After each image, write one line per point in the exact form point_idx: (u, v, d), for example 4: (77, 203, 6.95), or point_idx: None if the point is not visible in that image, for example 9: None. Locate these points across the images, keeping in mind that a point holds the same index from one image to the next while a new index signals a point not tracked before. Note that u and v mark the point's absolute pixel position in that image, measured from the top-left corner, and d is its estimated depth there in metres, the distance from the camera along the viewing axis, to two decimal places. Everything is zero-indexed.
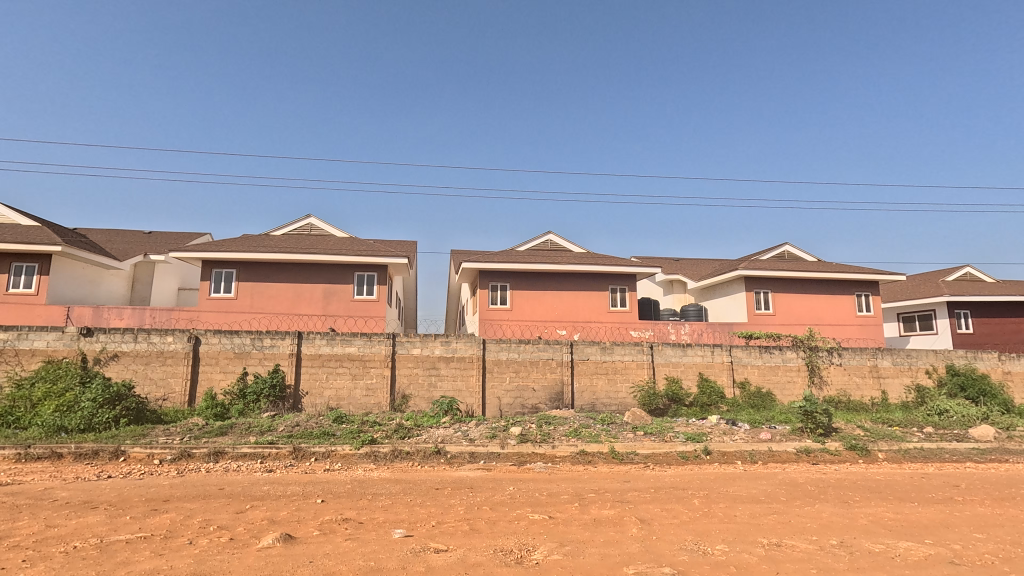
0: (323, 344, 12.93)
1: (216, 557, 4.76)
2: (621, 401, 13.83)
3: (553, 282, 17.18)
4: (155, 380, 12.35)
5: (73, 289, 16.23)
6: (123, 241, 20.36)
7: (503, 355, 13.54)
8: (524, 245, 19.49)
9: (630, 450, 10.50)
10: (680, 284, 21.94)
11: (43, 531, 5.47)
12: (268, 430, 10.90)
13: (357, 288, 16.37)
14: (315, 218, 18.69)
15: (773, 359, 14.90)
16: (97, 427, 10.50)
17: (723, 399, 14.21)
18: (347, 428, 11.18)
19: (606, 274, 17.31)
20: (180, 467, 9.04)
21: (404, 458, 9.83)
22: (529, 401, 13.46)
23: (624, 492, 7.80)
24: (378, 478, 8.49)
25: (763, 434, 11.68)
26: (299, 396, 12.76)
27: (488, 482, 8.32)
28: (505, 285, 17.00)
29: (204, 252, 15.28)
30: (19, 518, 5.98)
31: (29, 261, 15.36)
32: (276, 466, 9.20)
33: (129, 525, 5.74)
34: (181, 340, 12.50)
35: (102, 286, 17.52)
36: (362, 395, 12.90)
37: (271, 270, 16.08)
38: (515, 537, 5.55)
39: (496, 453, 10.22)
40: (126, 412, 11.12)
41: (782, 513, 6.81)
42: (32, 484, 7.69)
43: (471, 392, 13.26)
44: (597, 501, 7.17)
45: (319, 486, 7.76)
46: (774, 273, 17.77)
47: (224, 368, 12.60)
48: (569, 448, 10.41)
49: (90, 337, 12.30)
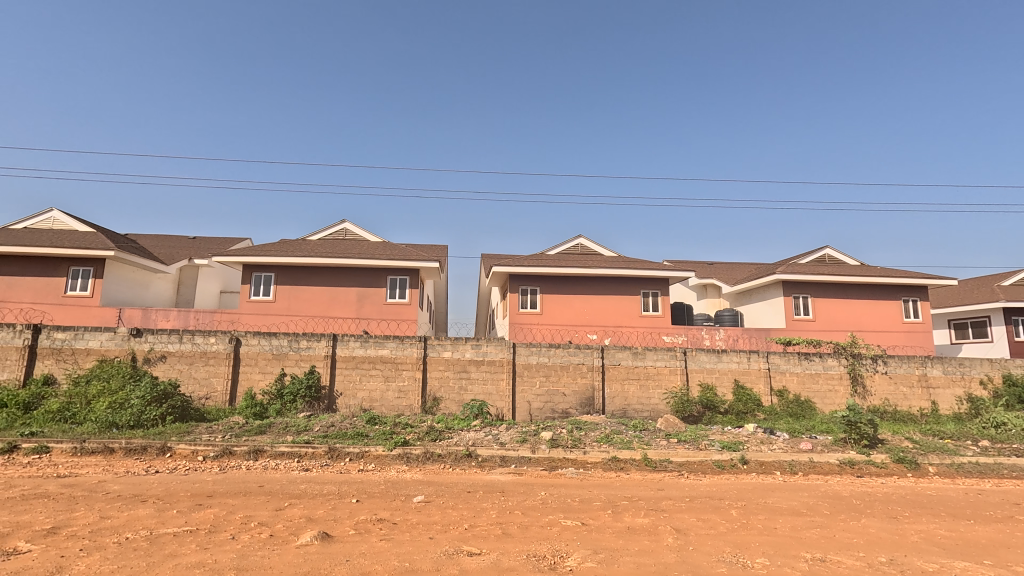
0: (357, 346, 13.22)
1: (258, 553, 4.90)
2: (653, 408, 13.61)
3: (583, 285, 17.06)
4: (199, 379, 12.82)
5: (124, 292, 17.09)
6: (170, 245, 21.41)
7: (534, 359, 13.51)
8: (556, 248, 19.41)
9: (664, 458, 10.32)
10: (714, 288, 21.58)
11: (98, 522, 5.76)
12: (304, 430, 11.19)
13: (390, 291, 16.64)
14: (349, 223, 19.17)
15: (813, 367, 14.38)
16: (145, 424, 11.00)
17: (761, 407, 13.81)
18: (380, 430, 11.36)
19: (637, 279, 17.11)
20: (223, 464, 9.36)
21: (436, 460, 9.92)
22: (559, 406, 13.39)
23: (657, 500, 7.66)
24: (411, 480, 8.58)
25: (804, 444, 11.27)
26: (334, 397, 13.05)
27: (520, 487, 8.29)
28: (536, 289, 16.98)
29: (245, 257, 15.83)
30: (75, 508, 6.32)
31: (85, 265, 16.20)
32: (313, 465, 9.43)
33: (176, 519, 5.98)
34: (222, 341, 12.96)
35: (150, 289, 18.37)
36: (395, 397, 13.10)
37: (307, 273, 16.52)
38: (548, 543, 5.52)
39: (527, 458, 10.20)
40: (172, 410, 11.62)
41: (826, 527, 6.55)
42: (87, 476, 8.14)
43: (501, 397, 13.28)
44: (630, 509, 7.04)
45: (354, 486, 7.94)
46: (814, 276, 17.13)
47: (263, 368, 12.99)
48: (601, 455, 10.32)
49: (140, 337, 12.89)
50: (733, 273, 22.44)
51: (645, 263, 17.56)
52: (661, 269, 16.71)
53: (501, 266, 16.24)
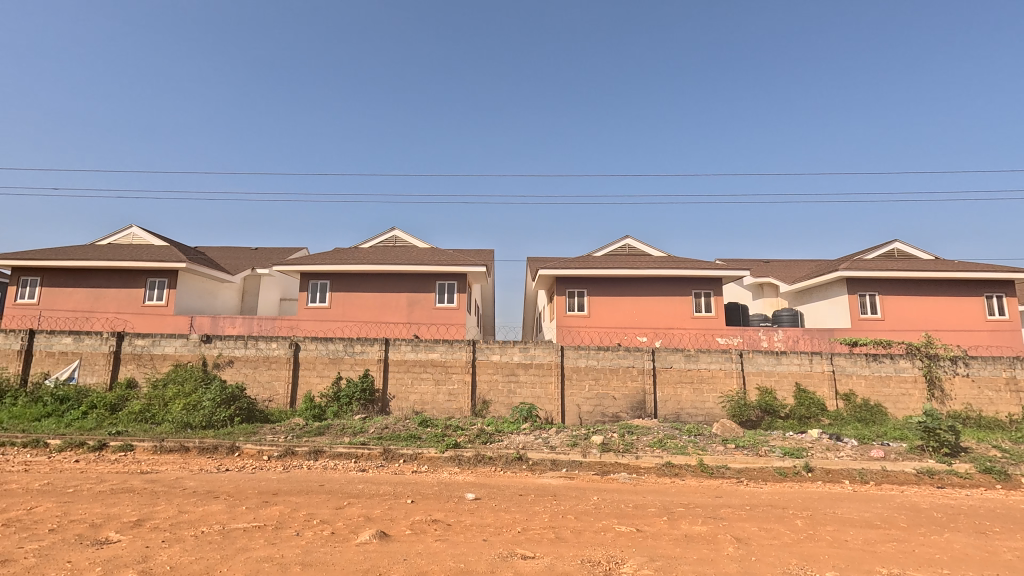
0: (409, 350, 13.54)
1: (321, 549, 5.11)
2: (708, 412, 13.17)
3: (631, 287, 16.77)
4: (262, 383, 13.53)
5: (195, 301, 18.29)
6: (235, 256, 22.75)
7: (583, 362, 13.38)
8: (603, 249, 19.20)
9: (721, 464, 9.96)
10: (771, 288, 20.71)
11: (176, 516, 6.19)
12: (360, 432, 11.57)
13: (439, 296, 16.97)
14: (399, 231, 19.73)
15: (884, 369, 13.46)
16: (216, 424, 11.72)
17: (825, 412, 13.06)
18: (432, 432, 11.58)
19: (688, 279, 16.64)
20: (286, 463, 9.82)
21: (487, 463, 10.00)
22: (610, 410, 13.19)
23: (715, 507, 7.39)
24: (464, 482, 8.69)
25: (875, 452, 10.57)
26: (387, 399, 13.42)
27: (572, 491, 8.22)
28: (583, 292, 16.84)
29: (302, 266, 16.58)
30: (157, 503, 6.81)
31: (161, 276, 17.46)
32: (369, 466, 9.73)
33: (246, 515, 6.33)
34: (283, 346, 13.62)
35: (218, 298, 19.57)
36: (445, 400, 13.32)
37: (360, 280, 17.11)
38: (602, 549, 5.45)
39: (578, 461, 10.10)
40: (239, 412, 12.30)
41: (904, 540, 6.12)
42: (166, 473, 8.76)
43: (550, 400, 13.23)
44: (686, 517, 6.84)
45: (409, 487, 8.12)
46: (881, 273, 16.06)
47: (321, 372, 13.54)
48: (655, 460, 10.08)
49: (209, 343, 13.74)
50: (791, 271, 21.41)
51: (696, 263, 17.04)
52: (713, 268, 16.18)
53: (547, 269, 16.23)
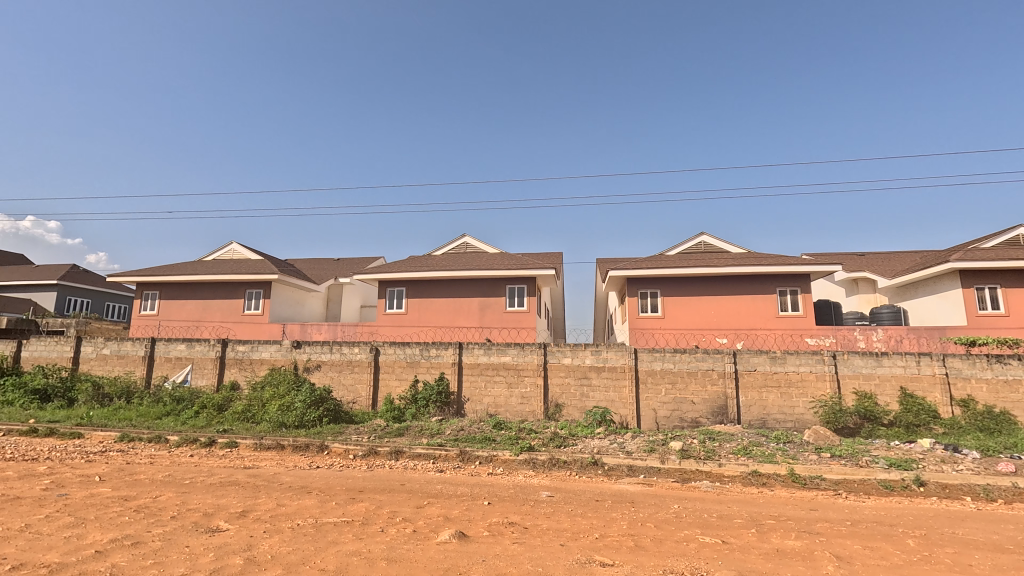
0: (481, 353, 13.80)
1: (404, 546, 5.32)
2: (798, 418, 12.27)
3: (708, 286, 16.03)
4: (347, 385, 14.34)
5: (287, 309, 19.77)
6: (320, 267, 24.35)
7: (658, 365, 12.95)
8: (677, 248, 18.52)
9: (815, 474, 9.23)
10: (868, 284, 18.92)
11: (275, 508, 6.70)
12: (437, 434, 11.93)
13: (509, 300, 17.16)
14: (469, 237, 20.20)
15: (1011, 372, 11.86)
16: (307, 424, 12.58)
17: (938, 419, 11.70)
18: (507, 435, 11.71)
19: (771, 276, 15.65)
20: (370, 462, 10.33)
21: (561, 467, 9.94)
22: (688, 414, 12.66)
23: (810, 521, 6.86)
24: (539, 486, 8.69)
25: (1003, 466, 9.32)
26: (462, 402, 13.74)
27: (651, 498, 7.97)
28: (656, 292, 16.33)
29: (380, 274, 17.42)
30: (258, 496, 7.42)
31: (257, 287, 19.06)
32: (446, 467, 9.99)
33: (336, 510, 6.72)
34: (364, 350, 14.36)
35: (306, 306, 21.02)
36: (518, 403, 13.42)
37: (433, 286, 17.69)
38: (685, 560, 5.22)
39: (656, 468, 9.78)
40: (327, 413, 13.12)
41: None
42: (266, 468, 9.53)
43: (624, 404, 12.94)
44: (778, 530, 6.40)
45: (485, 489, 8.25)
46: (1003, 262, 14.18)
47: (400, 375, 14.13)
48: (739, 468, 9.54)
49: (299, 349, 14.79)
50: (892, 264, 19.48)
51: (780, 258, 15.98)
52: (799, 263, 15.09)
53: (618, 270, 15.91)
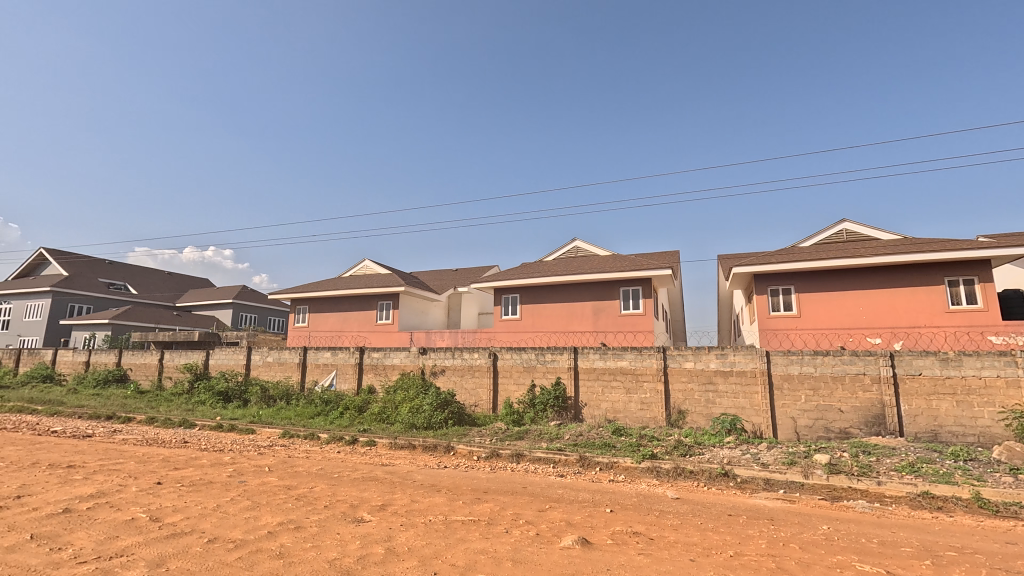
0: (597, 358, 13.62)
1: (529, 548, 5.43)
2: (983, 431, 10.30)
3: (854, 279, 14.17)
4: (469, 390, 15.03)
5: (413, 318, 21.32)
6: (440, 278, 25.91)
7: (795, 369, 11.72)
8: (812, 238, 16.65)
9: (1010, 500, 7.66)
10: None
11: (410, 504, 7.24)
12: (556, 438, 12.00)
13: (624, 302, 16.73)
14: (580, 241, 20.13)
15: None
16: (434, 425, 13.43)
17: None
18: (627, 441, 11.40)
19: (936, 264, 13.39)
20: (493, 463, 10.70)
21: (688, 477, 9.42)
22: (835, 424, 11.27)
23: (1008, 557, 5.69)
24: (664, 496, 8.32)
25: None
26: (579, 407, 13.67)
27: (793, 516, 7.21)
28: (789, 289, 14.81)
29: (495, 282, 18.05)
30: (395, 491, 8.07)
31: (387, 299, 20.82)
32: (566, 472, 9.99)
33: (463, 508, 7.07)
34: (483, 356, 14.96)
35: (429, 314, 22.47)
36: (638, 409, 13.00)
37: (546, 292, 17.89)
38: None
39: (798, 483, 8.84)
40: (452, 415, 13.89)
41: None
42: (401, 466, 10.34)
43: (757, 412, 11.89)
44: (961, 564, 5.41)
45: (607, 496, 8.10)
46: None
47: (517, 380, 14.48)
48: (905, 488, 8.26)
49: (425, 355, 15.85)
50: None
51: (948, 243, 13.61)
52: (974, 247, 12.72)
53: (743, 266, 14.73)
